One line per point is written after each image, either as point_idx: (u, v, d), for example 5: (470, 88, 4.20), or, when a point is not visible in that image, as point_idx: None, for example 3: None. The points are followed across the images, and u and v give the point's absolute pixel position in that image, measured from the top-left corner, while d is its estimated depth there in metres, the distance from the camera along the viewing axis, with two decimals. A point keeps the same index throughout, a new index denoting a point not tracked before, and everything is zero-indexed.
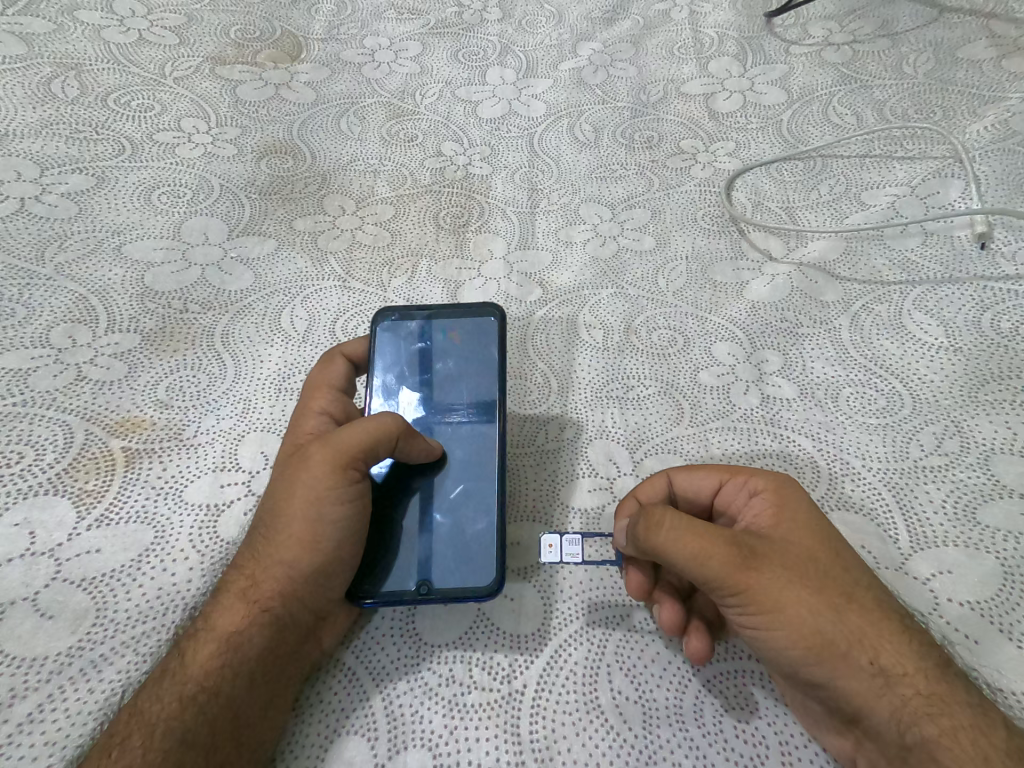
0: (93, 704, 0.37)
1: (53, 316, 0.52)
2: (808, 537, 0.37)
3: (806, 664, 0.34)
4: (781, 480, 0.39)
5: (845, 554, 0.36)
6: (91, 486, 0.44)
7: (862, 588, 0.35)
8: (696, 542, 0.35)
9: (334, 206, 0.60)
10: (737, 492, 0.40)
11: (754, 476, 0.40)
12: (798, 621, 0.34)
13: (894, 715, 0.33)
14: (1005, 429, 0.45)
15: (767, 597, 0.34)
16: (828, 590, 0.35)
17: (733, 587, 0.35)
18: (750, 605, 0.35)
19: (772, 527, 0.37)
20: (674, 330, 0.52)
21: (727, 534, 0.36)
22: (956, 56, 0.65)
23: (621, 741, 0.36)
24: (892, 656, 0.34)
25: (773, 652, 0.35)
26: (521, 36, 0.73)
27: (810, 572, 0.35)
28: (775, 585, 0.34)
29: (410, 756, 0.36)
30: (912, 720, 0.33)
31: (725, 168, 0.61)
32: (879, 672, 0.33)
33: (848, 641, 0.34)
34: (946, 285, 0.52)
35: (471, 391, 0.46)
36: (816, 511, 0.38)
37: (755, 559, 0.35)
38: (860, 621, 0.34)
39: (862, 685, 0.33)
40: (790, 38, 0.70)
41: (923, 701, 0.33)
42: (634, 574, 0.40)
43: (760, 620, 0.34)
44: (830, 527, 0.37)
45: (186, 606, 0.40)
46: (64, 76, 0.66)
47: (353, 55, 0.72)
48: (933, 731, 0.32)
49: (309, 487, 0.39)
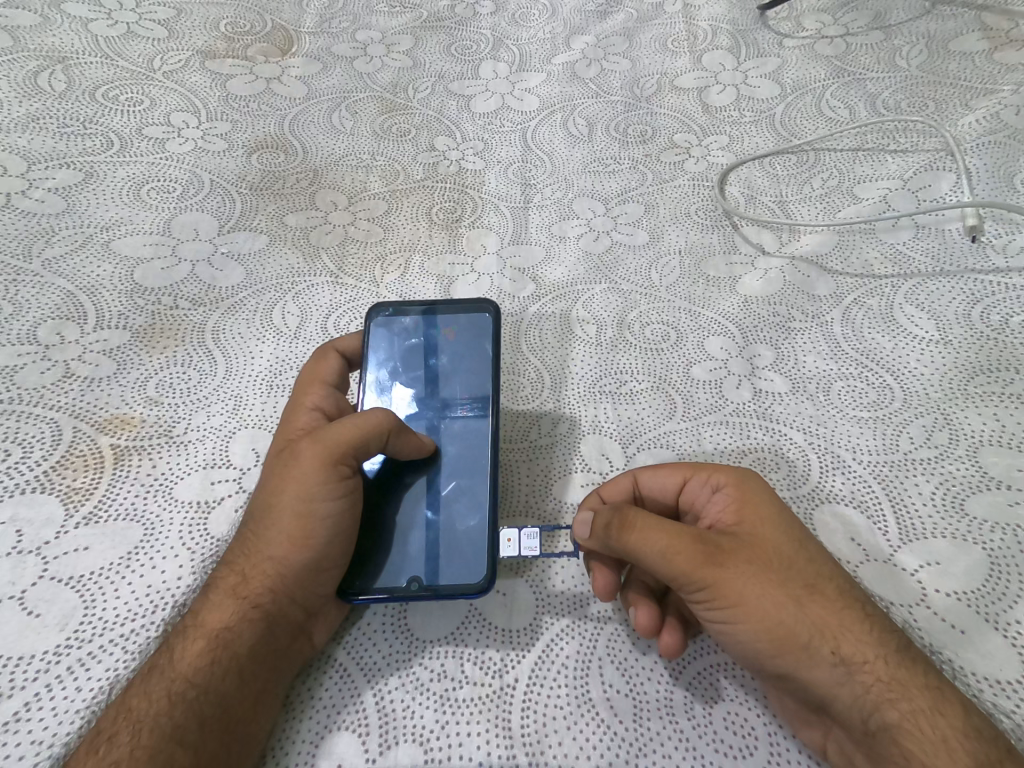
0: (80, 702, 0.37)
1: (41, 312, 0.51)
2: (772, 530, 0.37)
3: (771, 655, 0.35)
4: (744, 475, 0.40)
5: (810, 546, 0.37)
6: (79, 484, 0.44)
7: (825, 579, 0.36)
8: (663, 539, 0.36)
9: (326, 201, 0.60)
10: (700, 488, 0.40)
11: (718, 472, 0.40)
12: (763, 614, 0.34)
13: (856, 702, 0.33)
14: (995, 422, 0.45)
15: (732, 592, 0.35)
16: (791, 582, 0.35)
17: (699, 582, 0.35)
18: (716, 601, 0.35)
19: (736, 523, 0.38)
20: (667, 325, 0.52)
21: (692, 531, 0.36)
22: (949, 49, 0.65)
23: (613, 735, 0.36)
24: (853, 644, 0.34)
25: (739, 646, 0.36)
26: (514, 30, 0.73)
27: (773, 565, 0.36)
28: (739, 579, 0.35)
29: (401, 751, 0.36)
30: (875, 706, 0.33)
31: (719, 163, 0.61)
32: (840, 661, 0.34)
33: (811, 632, 0.34)
34: (937, 278, 0.52)
35: (464, 387, 0.46)
36: (779, 506, 0.38)
37: (720, 555, 0.36)
38: (822, 611, 0.35)
39: (825, 675, 0.34)
40: (783, 31, 0.69)
41: (884, 686, 0.33)
42: (601, 573, 0.40)
43: (726, 615, 0.35)
44: (794, 521, 0.38)
45: (176, 602, 0.40)
46: (51, 70, 0.66)
47: (345, 48, 0.71)
48: (896, 716, 0.33)
49: (298, 486, 0.39)
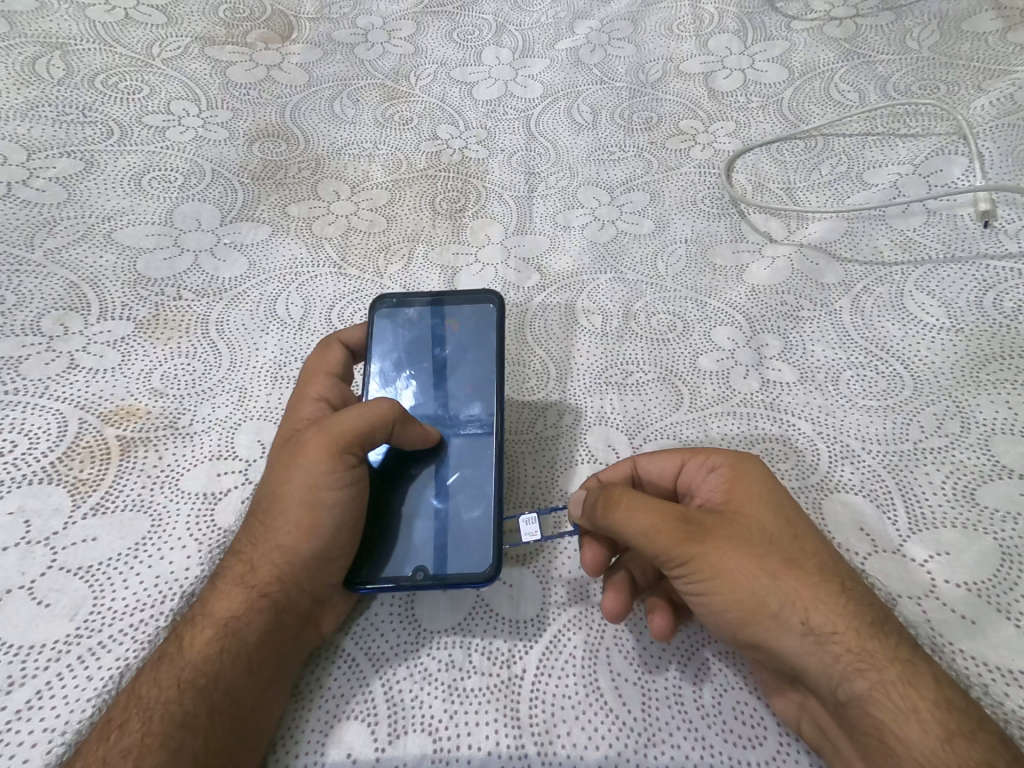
0: (91, 691, 0.37)
1: (44, 303, 0.51)
2: (758, 509, 0.37)
3: (742, 624, 0.35)
4: (740, 458, 0.39)
5: (798, 524, 0.37)
6: (85, 475, 0.44)
7: (805, 555, 0.36)
8: (647, 517, 0.36)
9: (329, 191, 0.59)
10: (696, 470, 0.40)
11: (714, 455, 0.40)
12: (736, 585, 0.35)
13: (825, 672, 0.33)
14: (1006, 409, 0.44)
15: (709, 565, 0.35)
16: (769, 557, 0.35)
17: (679, 557, 0.36)
18: (694, 575, 0.35)
19: (725, 503, 0.38)
20: (674, 315, 0.52)
21: (678, 510, 0.37)
22: (961, 29, 0.64)
23: (622, 724, 0.36)
24: (824, 615, 0.34)
25: (713, 617, 0.36)
26: (517, 14, 0.72)
27: (753, 541, 0.36)
28: (717, 554, 0.35)
29: (410, 740, 0.36)
30: (843, 677, 0.33)
31: (725, 149, 0.60)
32: (810, 632, 0.34)
33: (783, 603, 0.34)
34: (948, 265, 0.51)
35: (467, 375, 0.46)
36: (773, 487, 0.38)
37: (701, 531, 0.36)
38: (798, 585, 0.34)
39: (793, 644, 0.34)
40: (791, 13, 0.68)
41: (854, 657, 0.33)
42: (591, 549, 0.40)
43: (703, 588, 0.35)
44: (788, 503, 0.37)
45: (184, 593, 0.40)
46: (50, 57, 0.65)
47: (346, 35, 0.70)
48: (865, 687, 0.32)
49: (296, 471, 0.39)
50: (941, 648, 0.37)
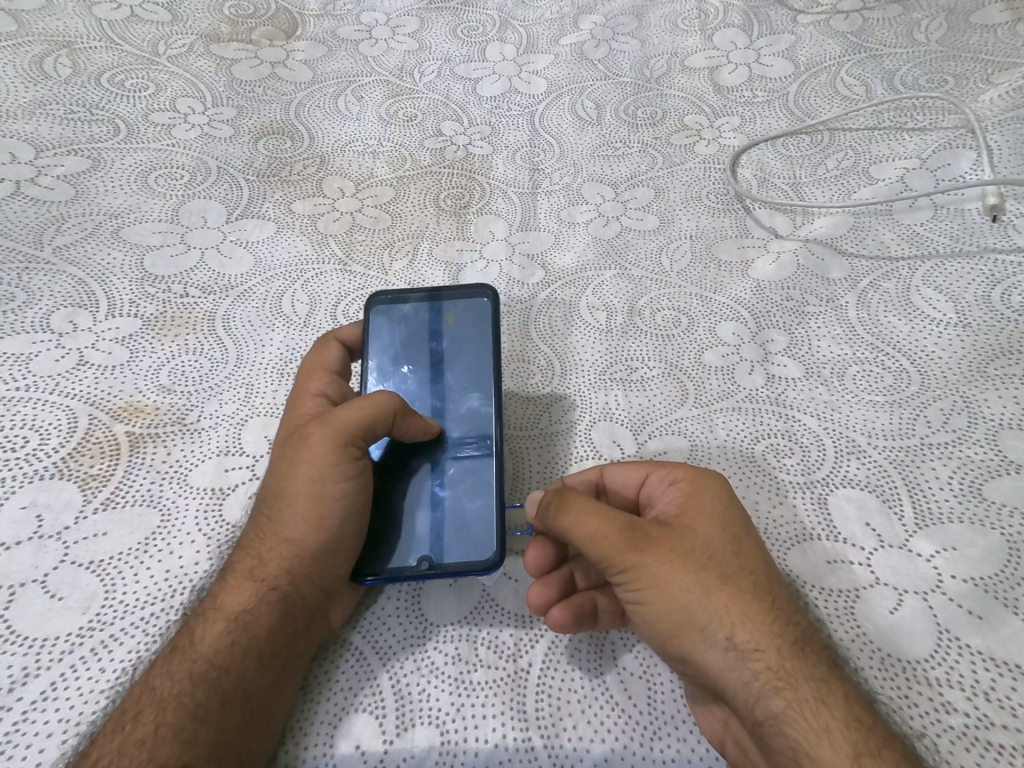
0: (105, 683, 0.37)
1: (53, 301, 0.51)
2: (707, 524, 0.37)
3: (671, 636, 0.35)
4: (701, 471, 0.39)
5: (744, 542, 0.37)
6: (95, 470, 0.44)
7: (744, 571, 0.36)
8: (592, 522, 0.37)
9: (333, 188, 0.60)
10: (658, 482, 0.40)
11: (676, 468, 0.40)
12: (668, 597, 0.35)
13: (743, 688, 0.33)
14: (1014, 405, 0.44)
15: (646, 573, 0.35)
16: (706, 571, 0.35)
17: (620, 564, 0.36)
18: (631, 581, 0.36)
19: (677, 515, 0.38)
20: (678, 312, 0.52)
21: (624, 518, 0.37)
22: (969, 22, 0.64)
23: (627, 718, 0.36)
24: (749, 632, 0.34)
25: (645, 626, 0.36)
26: (522, 10, 0.71)
27: (694, 554, 0.36)
28: (655, 564, 0.35)
29: (418, 733, 0.36)
30: (760, 694, 0.33)
31: (730, 144, 0.60)
32: (733, 647, 0.34)
33: (711, 617, 0.34)
34: (955, 260, 0.51)
35: (464, 370, 0.46)
36: (730, 503, 0.38)
37: (644, 540, 0.36)
38: (729, 600, 0.35)
39: (715, 658, 0.34)
40: (797, 7, 0.68)
41: (771, 675, 0.33)
42: (537, 550, 0.41)
43: (638, 595, 0.36)
44: (740, 519, 0.37)
45: (194, 588, 0.41)
46: (57, 55, 0.65)
47: (350, 31, 0.70)
48: (781, 705, 0.33)
49: (300, 466, 0.39)
50: (946, 643, 0.37)
